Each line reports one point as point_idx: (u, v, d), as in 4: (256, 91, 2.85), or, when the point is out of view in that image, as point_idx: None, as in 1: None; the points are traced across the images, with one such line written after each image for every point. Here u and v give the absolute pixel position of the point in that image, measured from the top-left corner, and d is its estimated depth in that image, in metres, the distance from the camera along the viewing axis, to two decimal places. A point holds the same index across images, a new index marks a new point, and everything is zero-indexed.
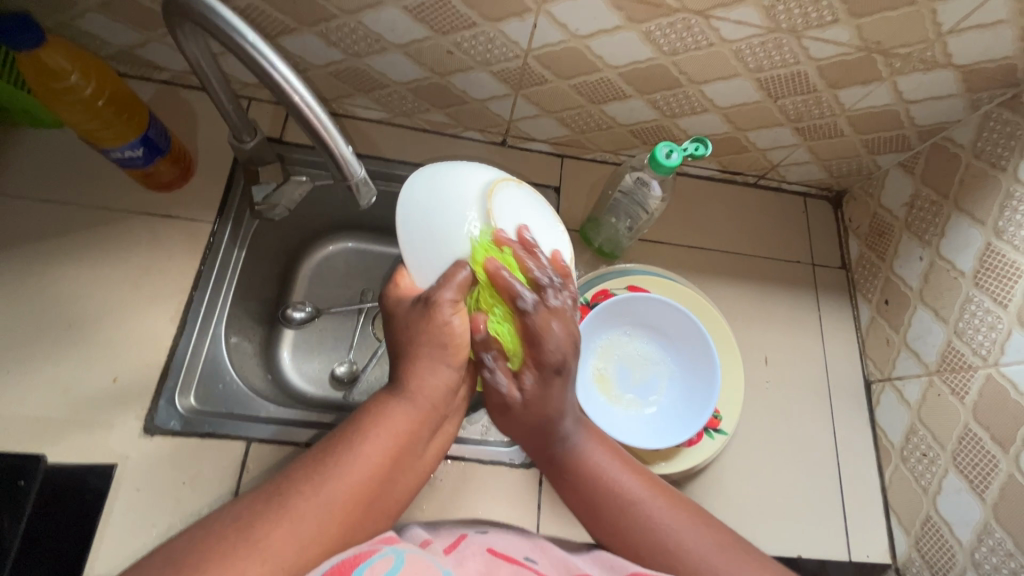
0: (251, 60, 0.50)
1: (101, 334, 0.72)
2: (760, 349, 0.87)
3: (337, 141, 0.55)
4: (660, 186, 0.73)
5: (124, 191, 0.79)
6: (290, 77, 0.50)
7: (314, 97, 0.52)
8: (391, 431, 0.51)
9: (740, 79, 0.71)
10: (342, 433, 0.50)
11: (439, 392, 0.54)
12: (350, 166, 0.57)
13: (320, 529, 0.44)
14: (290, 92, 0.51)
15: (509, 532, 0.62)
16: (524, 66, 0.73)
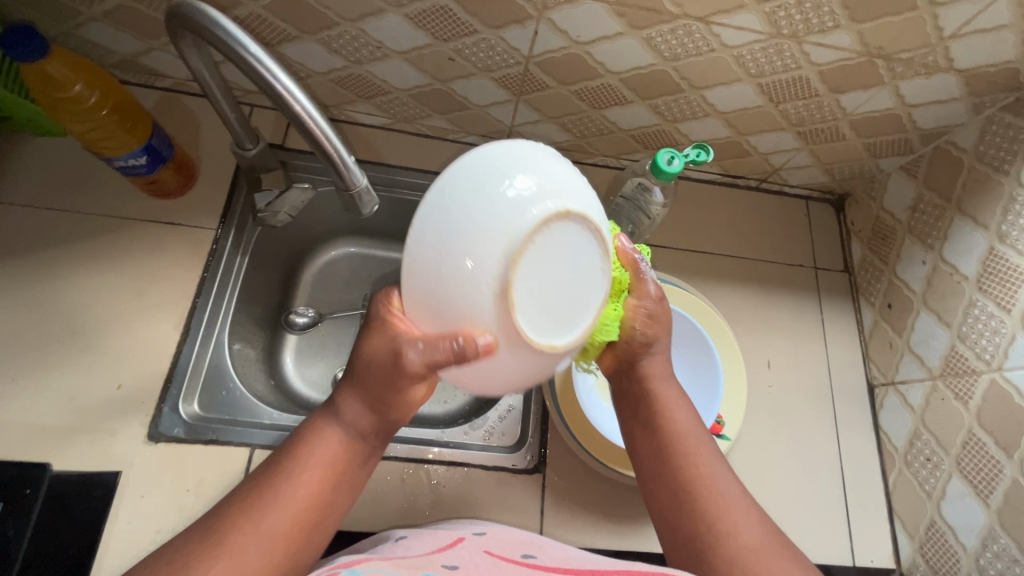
0: (254, 70, 0.50)
1: (105, 341, 0.72)
2: (762, 353, 0.87)
3: (340, 150, 0.55)
4: (662, 193, 0.73)
5: (126, 198, 0.79)
6: (292, 88, 0.51)
7: (316, 106, 0.52)
8: (324, 456, 0.52)
9: (742, 85, 0.71)
10: (277, 462, 0.52)
11: (375, 423, 0.54)
12: (352, 175, 0.57)
13: (259, 559, 0.46)
14: (293, 103, 0.51)
15: (505, 533, 0.63)
16: (525, 72, 0.73)
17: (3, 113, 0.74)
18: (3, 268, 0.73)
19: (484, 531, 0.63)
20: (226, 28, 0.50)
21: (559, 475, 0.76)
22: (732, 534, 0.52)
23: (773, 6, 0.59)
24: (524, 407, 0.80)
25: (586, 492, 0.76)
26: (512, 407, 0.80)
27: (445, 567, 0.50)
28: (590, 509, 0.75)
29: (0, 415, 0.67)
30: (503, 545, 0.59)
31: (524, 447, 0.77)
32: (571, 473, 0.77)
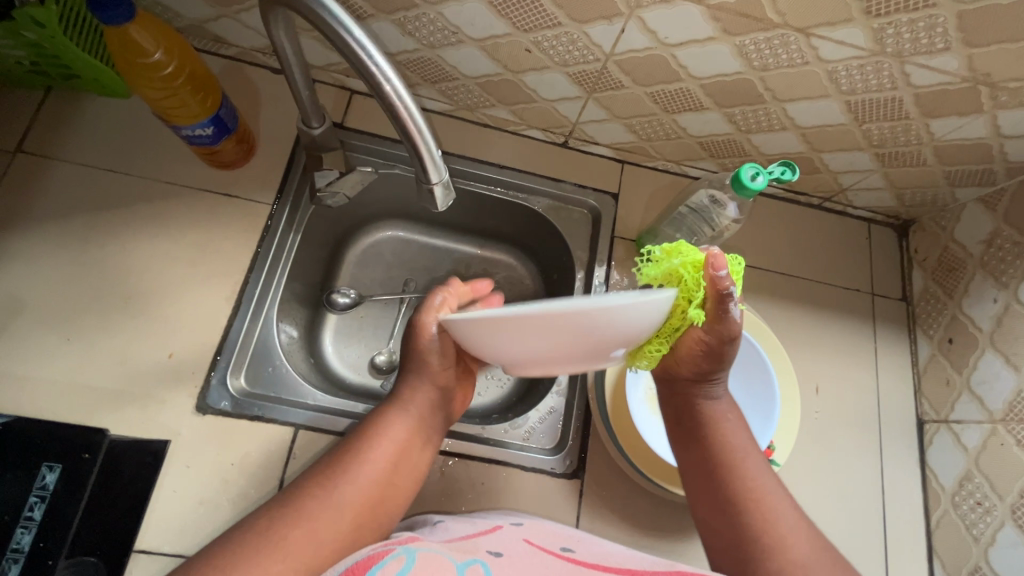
0: (349, 51, 0.48)
1: (158, 309, 0.72)
2: (811, 377, 0.85)
3: (429, 144, 0.53)
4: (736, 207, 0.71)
5: (184, 165, 0.78)
6: (391, 78, 0.49)
7: (409, 93, 0.50)
8: (389, 438, 0.59)
9: (829, 101, 0.68)
10: (350, 445, 0.58)
11: (425, 401, 0.62)
12: (436, 171, 0.56)
13: (333, 530, 0.51)
14: (390, 94, 0.50)
15: (544, 524, 0.62)
16: (602, 70, 0.70)
17: (70, 69, 0.73)
18: (63, 228, 0.73)
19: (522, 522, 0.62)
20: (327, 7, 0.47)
21: (597, 483, 0.75)
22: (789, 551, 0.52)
23: (883, 23, 0.56)
24: (565, 412, 0.79)
25: (623, 502, 0.75)
26: (554, 409, 0.79)
27: (490, 554, 0.50)
28: (626, 520, 0.74)
29: (54, 374, 0.67)
30: (542, 537, 0.58)
31: (563, 452, 0.76)
32: (609, 482, 0.76)
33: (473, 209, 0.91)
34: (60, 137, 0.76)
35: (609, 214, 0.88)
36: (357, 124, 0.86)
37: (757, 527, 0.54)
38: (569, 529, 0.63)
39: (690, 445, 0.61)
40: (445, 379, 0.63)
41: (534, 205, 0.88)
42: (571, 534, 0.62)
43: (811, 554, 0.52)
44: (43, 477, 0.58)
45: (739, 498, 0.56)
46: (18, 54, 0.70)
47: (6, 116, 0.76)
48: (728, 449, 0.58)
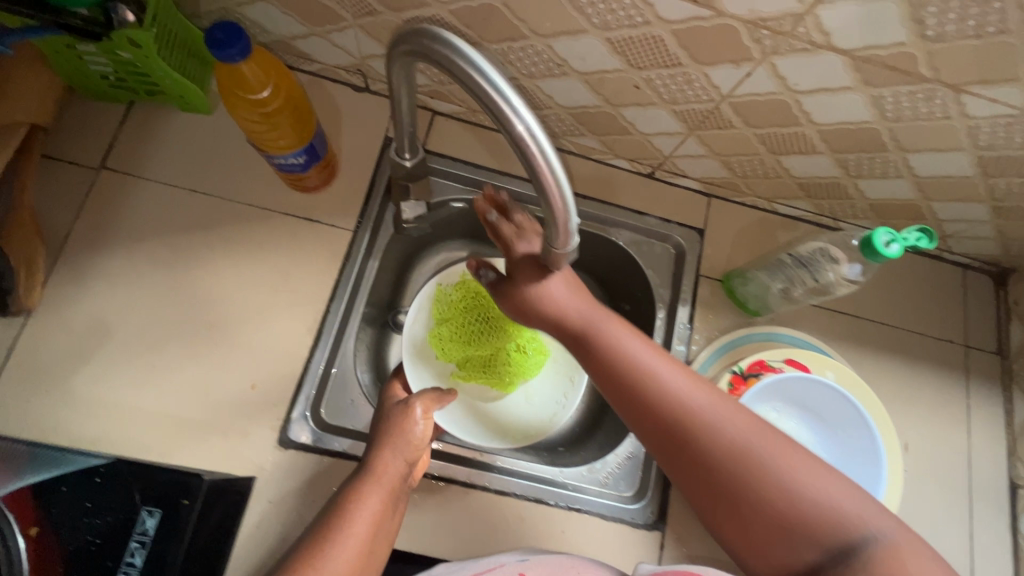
0: (492, 106, 0.43)
1: (240, 337, 0.71)
2: (900, 433, 0.81)
3: (569, 211, 0.47)
4: (853, 268, 0.66)
5: (266, 187, 0.76)
6: (541, 140, 0.43)
7: (555, 152, 0.44)
8: (367, 507, 0.60)
9: (960, 154, 0.63)
10: (329, 520, 0.59)
11: (400, 477, 0.65)
12: (569, 237, 0.49)
13: None
14: (538, 158, 0.44)
15: (548, 556, 0.63)
16: (713, 109, 0.66)
17: (156, 86, 0.72)
18: (149, 250, 0.72)
19: (526, 556, 0.63)
20: (474, 61, 0.42)
21: (679, 535, 0.73)
22: (717, 438, 0.50)
23: None
24: (644, 458, 0.77)
25: (705, 557, 0.73)
26: (632, 454, 0.77)
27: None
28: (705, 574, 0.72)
29: (140, 402, 0.67)
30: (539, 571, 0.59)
31: (645, 501, 0.75)
32: (690, 534, 0.74)
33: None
34: (144, 154, 0.75)
35: (694, 251, 0.84)
36: (437, 147, 0.83)
37: (684, 426, 0.51)
38: (579, 558, 0.63)
39: (603, 382, 0.57)
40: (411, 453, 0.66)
41: (615, 237, 0.85)
42: (578, 563, 0.62)
43: (747, 429, 0.51)
44: (143, 523, 0.53)
45: (677, 423, 0.52)
46: (105, 70, 0.68)
47: (92, 131, 0.74)
48: (644, 371, 0.54)
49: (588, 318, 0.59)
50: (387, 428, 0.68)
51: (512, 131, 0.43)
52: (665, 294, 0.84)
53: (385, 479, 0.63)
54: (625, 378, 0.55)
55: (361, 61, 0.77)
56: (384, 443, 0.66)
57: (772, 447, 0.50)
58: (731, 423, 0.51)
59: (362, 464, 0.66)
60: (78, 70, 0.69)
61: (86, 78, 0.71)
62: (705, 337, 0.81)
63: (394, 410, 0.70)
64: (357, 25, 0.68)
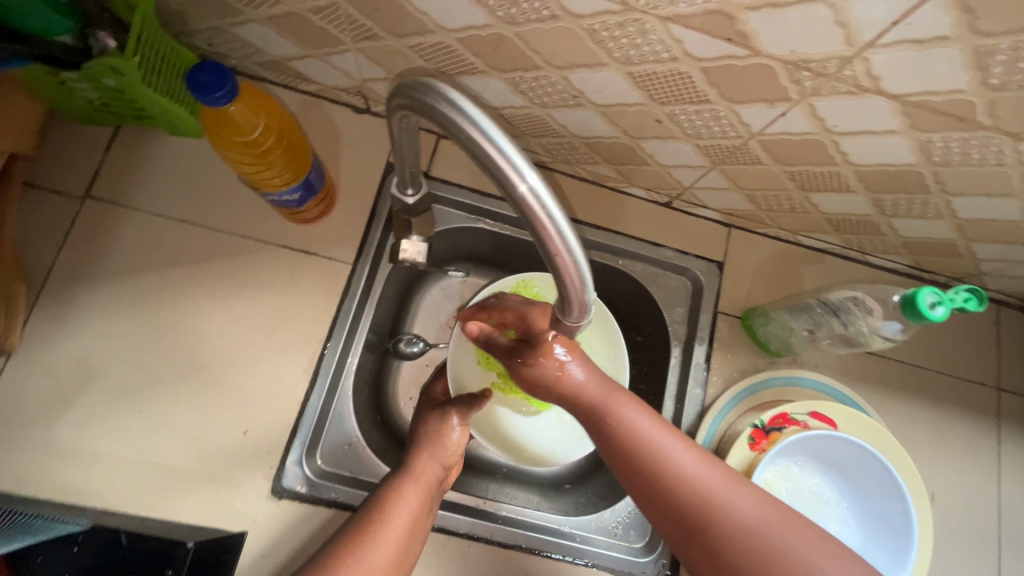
0: (498, 178, 0.38)
1: (231, 379, 0.67)
2: (927, 482, 0.77)
3: (586, 289, 0.43)
4: (892, 327, 0.61)
5: (260, 216, 0.72)
6: (561, 222, 0.39)
7: (570, 226, 0.40)
8: (406, 503, 0.61)
9: (1009, 200, 0.58)
10: (368, 512, 0.61)
11: (437, 478, 0.66)
12: (584, 313, 0.46)
13: None
14: (556, 243, 0.39)
15: None
16: (741, 146, 0.61)
17: (144, 112, 0.67)
18: (136, 285, 0.68)
19: None
20: (488, 133, 0.37)
21: None
22: (736, 525, 0.45)
23: None
24: None
25: None
26: None
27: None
28: None
29: (126, 450, 0.63)
30: None
31: (656, 552, 0.71)
32: None
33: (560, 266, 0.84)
34: (131, 181, 0.70)
35: (713, 285, 0.80)
36: (442, 172, 0.78)
37: (699, 511, 0.46)
38: None
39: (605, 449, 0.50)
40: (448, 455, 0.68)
41: (628, 269, 0.81)
42: None
43: (764, 515, 0.46)
44: None
45: (691, 510, 0.46)
46: (89, 96, 0.63)
47: (75, 157, 0.70)
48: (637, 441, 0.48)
49: (591, 391, 0.51)
50: (425, 431, 0.71)
51: (529, 214, 0.38)
52: (681, 331, 0.79)
53: (424, 478, 0.65)
54: (624, 453, 0.49)
55: (362, 84, 0.72)
56: (422, 445, 0.68)
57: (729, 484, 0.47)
58: (744, 504, 0.46)
59: (401, 463, 0.67)
60: (60, 95, 0.64)
61: (68, 103, 0.66)
62: (723, 379, 0.76)
63: (431, 414, 0.73)
64: (357, 49, 0.64)
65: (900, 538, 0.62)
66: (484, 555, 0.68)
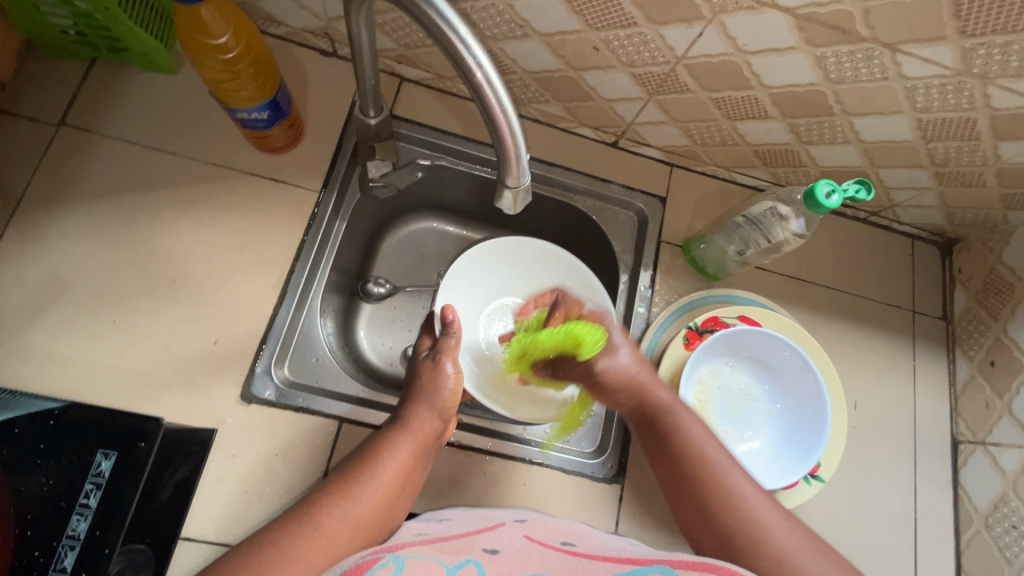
0: (434, 31, 0.43)
1: (202, 293, 0.71)
2: (849, 393, 0.85)
3: (518, 146, 0.48)
4: (802, 224, 0.71)
5: (231, 146, 0.76)
6: (491, 75, 0.43)
7: (500, 77, 0.44)
8: (399, 459, 0.60)
9: (900, 117, 0.67)
10: (358, 462, 0.60)
11: (435, 433, 0.65)
12: (519, 174, 0.51)
13: (345, 542, 0.52)
14: (487, 93, 0.44)
15: (545, 521, 0.65)
16: (670, 72, 0.69)
17: (118, 43, 0.71)
18: (109, 206, 0.71)
19: (523, 519, 0.65)
20: None
21: (637, 489, 0.75)
22: (775, 546, 0.54)
23: (975, 43, 0.54)
24: (606, 416, 0.80)
25: (664, 510, 0.75)
26: (594, 413, 0.80)
27: (486, 552, 0.53)
28: (664, 527, 0.75)
29: (97, 356, 0.66)
30: (542, 532, 0.61)
31: (605, 455, 0.77)
32: (649, 489, 0.76)
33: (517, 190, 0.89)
34: (106, 111, 0.74)
35: (656, 217, 0.87)
36: (406, 113, 0.84)
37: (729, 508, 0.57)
38: (572, 524, 0.66)
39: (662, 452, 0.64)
40: (449, 409, 0.67)
41: (579, 204, 0.87)
42: (572, 528, 0.64)
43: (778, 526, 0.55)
44: (98, 465, 0.55)
45: (717, 505, 0.58)
46: (65, 24, 0.67)
47: (51, 86, 0.73)
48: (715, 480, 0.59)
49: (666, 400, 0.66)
50: (420, 384, 0.68)
51: (463, 67, 0.43)
52: (629, 259, 0.86)
53: (421, 436, 0.63)
54: (681, 460, 0.62)
55: (327, 23, 0.77)
56: (416, 399, 0.66)
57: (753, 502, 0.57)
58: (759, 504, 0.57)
59: (394, 418, 0.66)
60: (36, 22, 0.68)
61: (44, 33, 0.70)
62: (666, 300, 0.83)
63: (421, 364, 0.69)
64: None
65: (814, 406, 0.69)
66: (445, 456, 0.72)
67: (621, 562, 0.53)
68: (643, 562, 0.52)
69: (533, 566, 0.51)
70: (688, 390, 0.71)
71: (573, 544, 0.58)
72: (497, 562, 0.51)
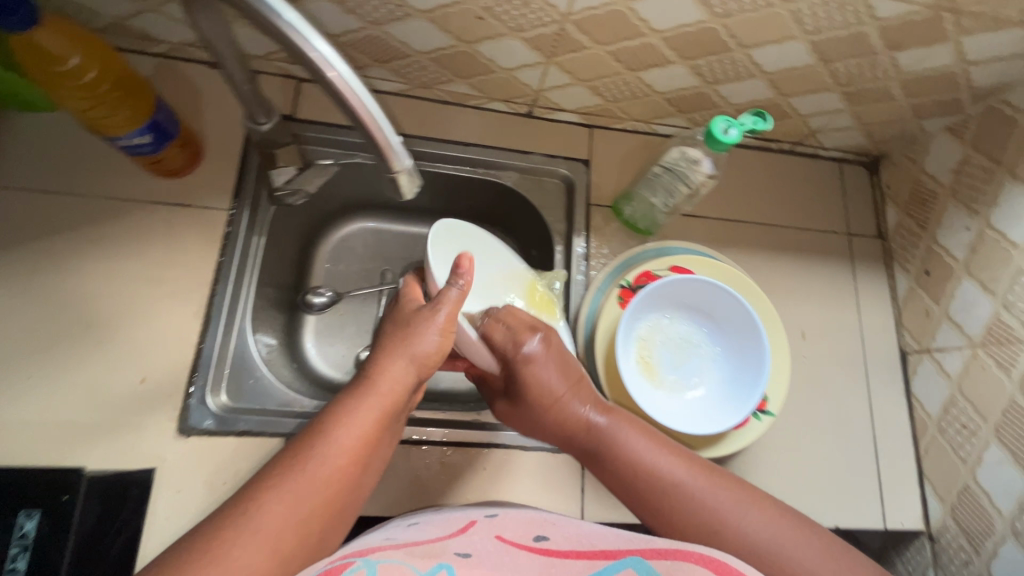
0: (274, 33, 0.40)
1: (122, 333, 0.68)
2: (796, 323, 0.86)
3: (390, 135, 0.47)
4: (711, 163, 0.71)
5: (128, 177, 0.73)
6: (346, 72, 0.42)
7: (354, 72, 0.43)
8: (358, 428, 0.54)
9: (794, 43, 0.67)
10: (311, 434, 0.53)
11: (402, 392, 0.58)
12: (398, 160, 0.49)
13: (292, 531, 0.47)
14: (344, 89, 0.43)
15: (517, 514, 0.64)
16: (560, 32, 0.67)
17: None
18: (5, 258, 0.68)
19: (494, 514, 0.64)
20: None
21: None
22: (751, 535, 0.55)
23: None
24: None
25: None
26: None
27: (458, 555, 0.52)
28: None
29: (17, 416, 0.63)
30: (514, 527, 0.60)
31: None
32: None
33: (439, 176, 0.87)
34: None
35: (582, 181, 0.86)
36: (309, 115, 0.81)
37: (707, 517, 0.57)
38: (544, 514, 0.65)
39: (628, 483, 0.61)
40: (425, 367, 0.60)
41: (503, 179, 0.86)
42: (545, 518, 0.64)
43: (770, 527, 0.56)
44: (22, 527, 0.57)
45: (695, 515, 0.57)
46: None
47: None
48: (686, 497, 0.58)
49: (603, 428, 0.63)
50: (401, 334, 0.60)
51: (313, 65, 0.41)
52: (561, 228, 0.85)
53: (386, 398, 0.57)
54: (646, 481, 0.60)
55: None
56: (386, 356, 0.59)
57: (735, 506, 0.57)
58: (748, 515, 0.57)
59: (358, 378, 0.59)
60: None
61: None
62: (603, 263, 0.83)
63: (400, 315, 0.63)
64: None
65: (751, 342, 0.70)
66: (399, 455, 0.72)
67: (594, 555, 0.51)
68: (616, 554, 0.51)
69: (504, 563, 0.50)
70: (632, 348, 0.71)
71: (545, 538, 0.57)
72: (469, 563, 0.50)
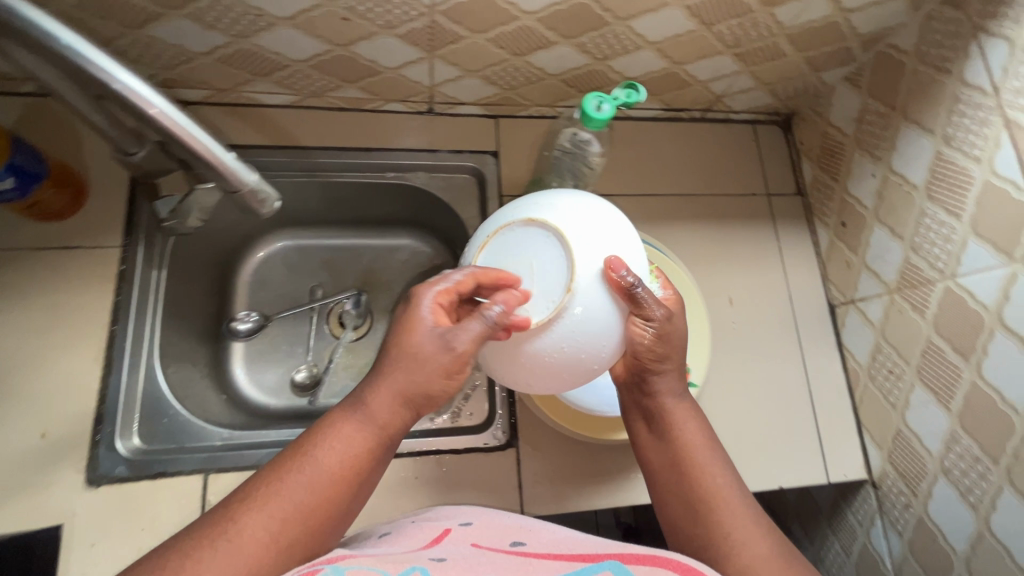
0: (79, 68, 0.44)
1: (16, 388, 0.66)
2: (723, 290, 0.86)
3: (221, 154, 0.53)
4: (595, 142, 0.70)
5: (8, 226, 0.70)
6: (162, 104, 0.47)
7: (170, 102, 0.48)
8: (341, 451, 0.49)
9: (669, 10, 0.66)
10: (294, 453, 0.49)
11: (398, 419, 0.51)
12: (242, 179, 0.55)
13: (259, 558, 0.43)
14: (163, 119, 0.48)
15: (493, 520, 0.58)
16: (431, 24, 0.65)
17: None
18: None
19: (471, 521, 0.58)
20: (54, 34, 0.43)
21: (533, 446, 0.75)
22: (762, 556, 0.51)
23: None
24: (489, 385, 0.78)
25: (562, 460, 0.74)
26: (477, 385, 0.78)
27: (433, 559, 0.46)
28: (568, 475, 0.74)
29: None
30: (490, 534, 0.55)
31: (493, 425, 0.75)
32: (545, 443, 0.75)
33: (345, 184, 0.84)
34: None
35: (492, 173, 0.84)
36: None
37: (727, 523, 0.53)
38: (520, 518, 0.60)
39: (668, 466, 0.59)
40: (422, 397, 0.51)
41: (413, 181, 0.84)
42: (521, 523, 0.58)
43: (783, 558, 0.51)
44: None
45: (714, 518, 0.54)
46: None
47: None
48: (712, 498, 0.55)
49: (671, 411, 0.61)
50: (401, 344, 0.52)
51: (128, 100, 0.46)
52: (477, 223, 0.83)
53: (378, 417, 0.51)
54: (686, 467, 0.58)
55: None
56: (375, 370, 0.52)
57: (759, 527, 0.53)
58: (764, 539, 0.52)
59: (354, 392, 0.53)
60: None
61: None
62: None
63: (403, 312, 0.53)
64: None
65: None
66: None
67: (572, 559, 0.47)
68: (594, 556, 0.47)
69: (484, 567, 0.44)
70: None
71: (523, 543, 0.52)
72: (444, 566, 0.44)
